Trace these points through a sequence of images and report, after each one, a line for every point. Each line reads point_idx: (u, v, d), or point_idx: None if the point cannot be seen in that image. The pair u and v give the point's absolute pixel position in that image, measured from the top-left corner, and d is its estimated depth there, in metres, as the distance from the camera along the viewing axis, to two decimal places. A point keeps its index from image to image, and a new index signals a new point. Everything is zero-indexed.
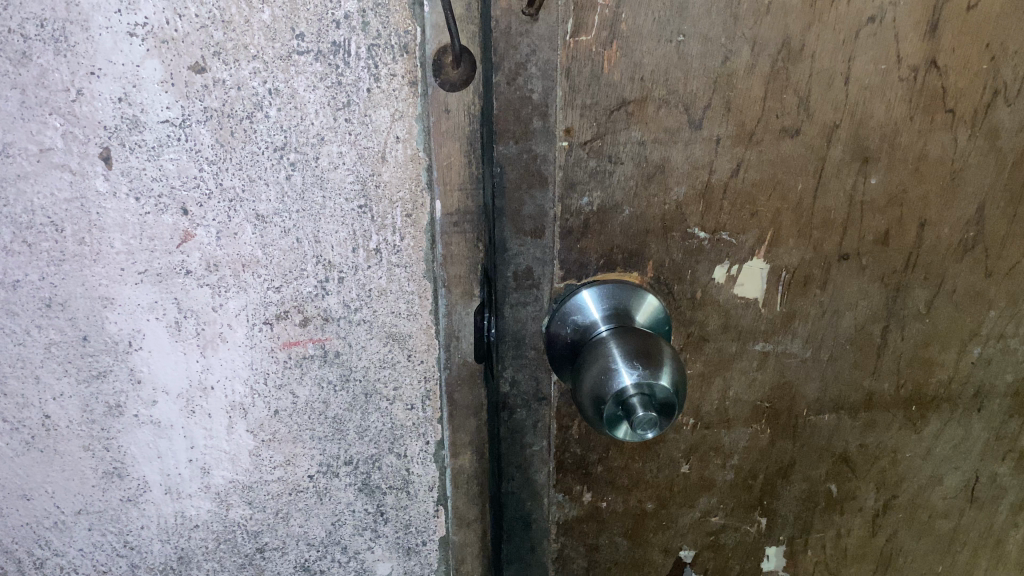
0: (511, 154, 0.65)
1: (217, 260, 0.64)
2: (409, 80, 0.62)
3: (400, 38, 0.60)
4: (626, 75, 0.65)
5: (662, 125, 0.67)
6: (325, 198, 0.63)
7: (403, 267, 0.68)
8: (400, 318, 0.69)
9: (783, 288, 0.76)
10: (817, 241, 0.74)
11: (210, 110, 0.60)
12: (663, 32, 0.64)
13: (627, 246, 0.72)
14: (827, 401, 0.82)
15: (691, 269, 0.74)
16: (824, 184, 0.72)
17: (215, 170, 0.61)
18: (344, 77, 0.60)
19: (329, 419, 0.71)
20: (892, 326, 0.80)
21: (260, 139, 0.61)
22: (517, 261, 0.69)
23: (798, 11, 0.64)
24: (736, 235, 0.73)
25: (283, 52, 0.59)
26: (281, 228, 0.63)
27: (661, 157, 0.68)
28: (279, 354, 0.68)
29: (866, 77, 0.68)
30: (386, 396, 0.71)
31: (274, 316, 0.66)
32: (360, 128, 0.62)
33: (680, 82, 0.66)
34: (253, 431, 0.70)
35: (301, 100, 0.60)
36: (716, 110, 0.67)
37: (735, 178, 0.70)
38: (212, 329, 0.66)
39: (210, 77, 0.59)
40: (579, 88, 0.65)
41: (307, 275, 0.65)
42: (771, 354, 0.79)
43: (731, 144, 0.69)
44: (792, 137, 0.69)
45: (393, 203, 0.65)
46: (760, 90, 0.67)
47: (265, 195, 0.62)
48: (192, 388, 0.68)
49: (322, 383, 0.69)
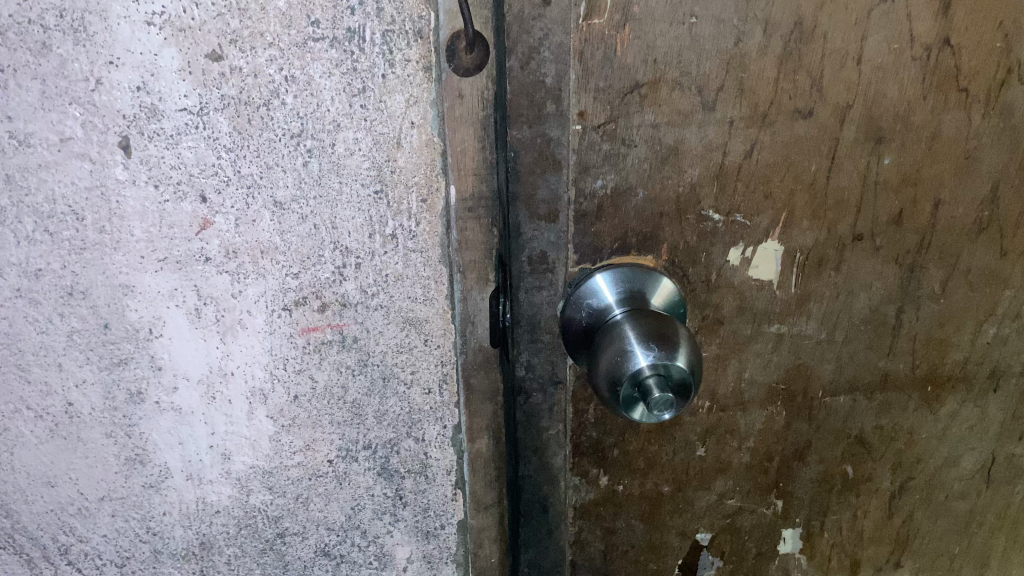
0: (524, 138, 0.66)
1: (236, 247, 0.64)
2: (423, 66, 0.62)
3: (414, 24, 0.60)
4: (639, 58, 0.65)
5: (675, 107, 0.67)
6: (341, 184, 0.64)
7: (418, 252, 0.68)
8: (416, 303, 0.69)
9: (797, 270, 0.76)
10: (831, 222, 0.74)
11: (227, 98, 0.60)
12: (675, 14, 0.64)
13: (641, 229, 0.72)
14: (843, 382, 0.82)
15: (706, 252, 0.74)
16: (838, 165, 0.72)
17: (233, 158, 0.62)
18: (359, 64, 0.60)
19: (347, 404, 0.71)
20: (907, 307, 0.80)
21: (276, 126, 0.61)
22: (531, 246, 0.70)
23: None
24: (750, 217, 0.73)
25: (299, 39, 0.59)
26: (298, 214, 0.64)
27: (674, 139, 0.69)
28: (298, 340, 0.68)
29: (879, 57, 0.68)
30: (403, 381, 0.72)
31: (292, 303, 0.67)
32: (375, 114, 0.62)
33: (693, 64, 0.66)
34: (272, 417, 0.71)
35: (317, 87, 0.61)
36: (729, 91, 0.67)
37: (749, 160, 0.70)
38: (231, 316, 0.67)
39: (227, 65, 0.59)
40: (592, 71, 0.65)
41: (324, 261, 0.66)
42: (786, 336, 0.79)
43: (745, 125, 0.69)
44: (805, 118, 0.70)
45: (409, 188, 0.65)
46: (773, 70, 0.67)
47: (282, 181, 0.63)
48: (212, 375, 0.69)
49: (340, 368, 0.70)
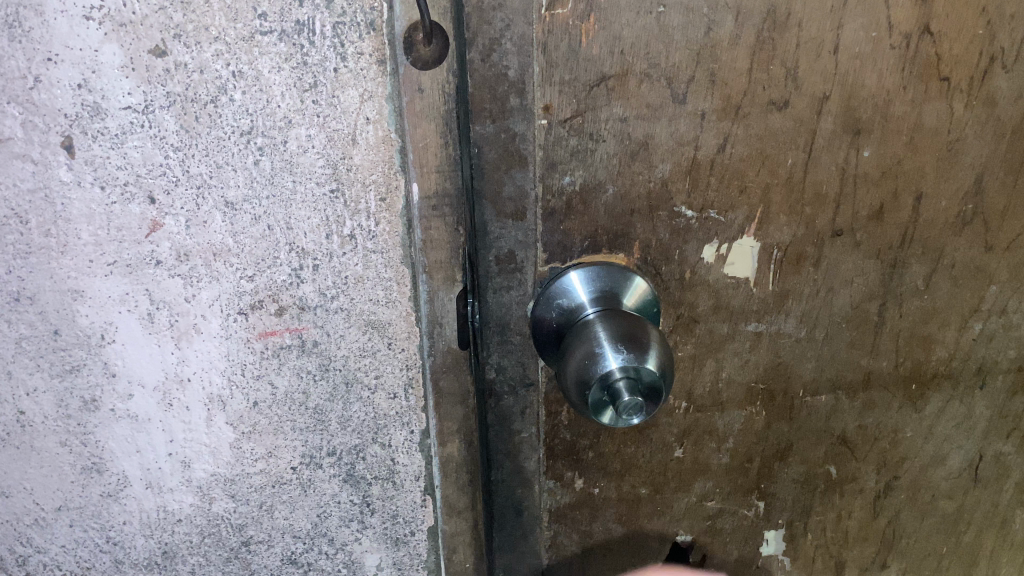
0: (488, 133, 0.64)
1: (188, 250, 0.62)
2: (377, 60, 0.59)
3: (366, 15, 0.58)
4: (606, 49, 0.62)
5: (644, 99, 0.65)
6: (294, 183, 0.61)
7: (379, 253, 0.65)
8: (379, 305, 0.67)
9: (775, 267, 0.73)
10: (809, 217, 0.72)
11: (173, 95, 0.58)
12: (642, 3, 0.61)
13: (612, 226, 0.70)
14: (824, 381, 0.80)
15: (679, 249, 0.72)
16: (815, 158, 0.70)
17: (181, 157, 0.59)
18: (310, 58, 0.58)
19: (310, 410, 0.69)
20: (889, 304, 0.77)
21: (225, 123, 0.59)
22: (499, 244, 0.68)
23: None
24: (724, 213, 0.71)
25: (246, 33, 0.57)
26: (251, 215, 0.62)
27: (644, 133, 0.66)
28: (255, 344, 0.66)
29: (855, 46, 0.65)
30: (367, 386, 0.69)
31: (248, 306, 0.65)
32: (328, 110, 0.59)
33: (662, 54, 0.63)
34: (232, 423, 0.69)
35: (266, 82, 0.58)
36: (700, 83, 0.65)
37: (722, 154, 0.68)
38: (186, 320, 0.65)
39: (171, 61, 0.57)
40: (556, 64, 0.63)
41: (280, 263, 0.64)
42: (764, 335, 0.76)
43: (717, 118, 0.66)
44: (780, 110, 0.67)
45: (366, 187, 0.63)
46: (745, 61, 0.65)
47: (233, 181, 0.61)
48: (169, 381, 0.67)
49: (301, 373, 0.68)
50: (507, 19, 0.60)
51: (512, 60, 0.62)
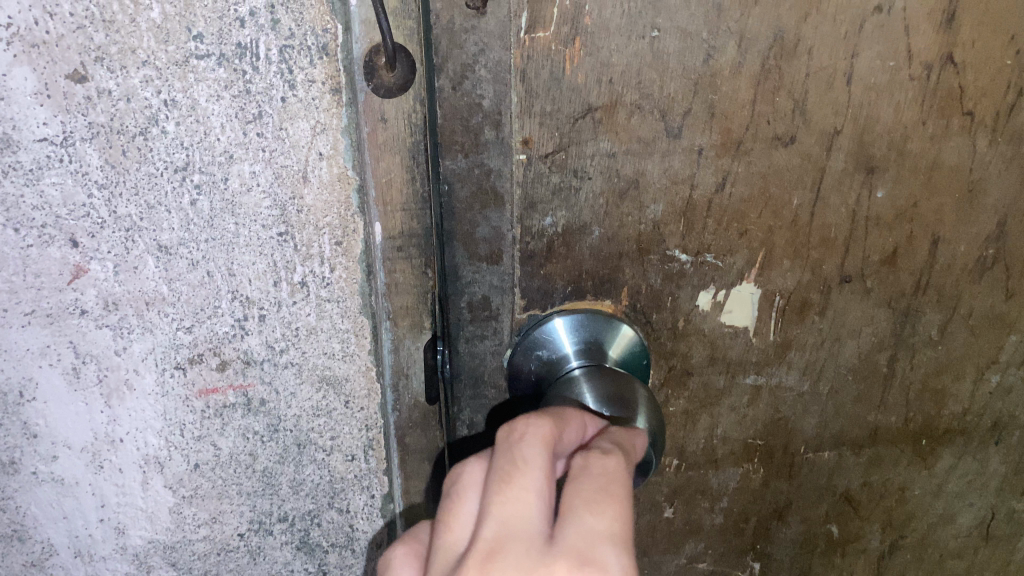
0: (460, 169, 0.57)
1: (116, 298, 0.55)
2: (331, 88, 0.51)
3: (317, 38, 0.50)
4: (592, 77, 0.55)
5: (634, 133, 0.58)
6: (237, 225, 0.54)
7: (334, 303, 0.58)
8: (334, 360, 0.59)
9: (776, 315, 0.67)
10: (815, 262, 0.65)
11: (96, 126, 0.50)
12: (633, 26, 0.54)
13: (598, 271, 0.63)
14: (828, 437, 0.73)
15: (672, 296, 0.65)
16: (823, 199, 0.63)
17: (107, 196, 0.52)
18: (254, 85, 0.50)
19: (257, 473, 0.62)
20: (900, 355, 0.71)
21: (157, 158, 0.52)
22: (471, 289, 0.62)
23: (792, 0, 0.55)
24: (722, 257, 0.64)
25: (179, 57, 0.49)
26: (187, 260, 0.54)
27: (634, 171, 0.59)
28: (195, 403, 0.59)
29: (871, 77, 0.59)
30: (322, 447, 0.62)
31: (186, 360, 0.58)
32: (275, 143, 0.52)
33: (656, 84, 0.56)
34: (171, 487, 0.62)
35: (204, 112, 0.51)
36: (698, 116, 0.58)
37: (721, 194, 0.61)
38: (116, 376, 0.57)
39: (94, 87, 0.49)
40: (536, 93, 0.56)
41: (222, 313, 0.56)
42: (764, 388, 0.70)
43: (715, 154, 0.59)
44: (786, 146, 0.60)
45: (320, 230, 0.55)
46: (748, 91, 0.58)
47: (167, 223, 0.53)
48: (98, 442, 0.59)
49: (246, 434, 0.61)
50: (483, 43, 0.54)
51: (488, 88, 0.55)
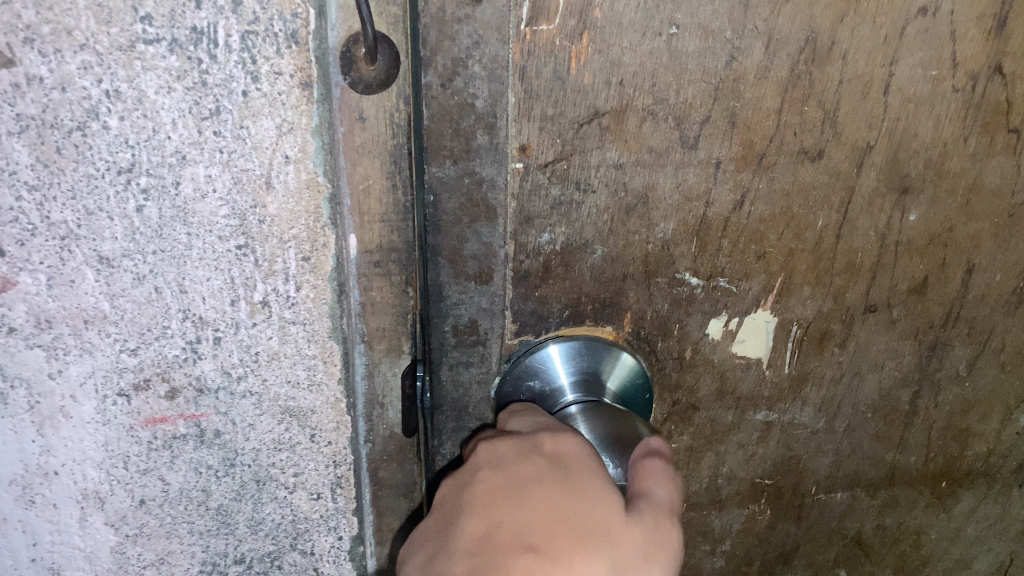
0: (448, 178, 0.51)
1: (50, 315, 0.48)
2: (300, 81, 0.45)
3: (286, 24, 0.43)
4: (601, 78, 0.49)
5: (645, 142, 0.51)
6: (189, 235, 0.47)
7: (300, 325, 0.51)
8: (299, 389, 0.53)
9: (793, 346, 0.61)
10: (838, 290, 0.59)
11: (25, 118, 0.43)
12: (649, 22, 0.47)
13: (600, 294, 0.56)
14: (841, 477, 0.67)
15: (679, 323, 0.59)
16: (851, 221, 0.56)
17: (39, 200, 0.45)
18: (210, 75, 0.43)
19: (211, 511, 0.55)
20: (924, 391, 0.65)
21: (97, 158, 0.45)
22: (457, 312, 0.56)
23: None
24: (737, 283, 0.57)
25: (122, 41, 0.42)
26: (132, 274, 0.47)
27: (643, 184, 0.53)
28: (140, 433, 0.52)
29: (911, 88, 0.52)
30: (283, 484, 0.55)
31: (131, 387, 0.51)
32: (234, 144, 0.45)
33: (672, 88, 0.50)
34: (113, 525, 0.55)
35: (152, 106, 0.44)
36: (717, 126, 0.51)
37: (738, 212, 0.55)
38: (50, 403, 0.50)
39: (22, 73, 0.42)
40: (537, 94, 0.49)
41: (171, 335, 0.49)
42: (775, 425, 0.64)
43: (734, 168, 0.53)
44: (813, 161, 0.54)
45: (285, 243, 0.48)
46: (774, 100, 0.51)
47: (109, 232, 0.46)
48: (29, 475, 0.52)
49: (199, 469, 0.54)
50: (476, 35, 0.47)
51: (482, 87, 0.48)
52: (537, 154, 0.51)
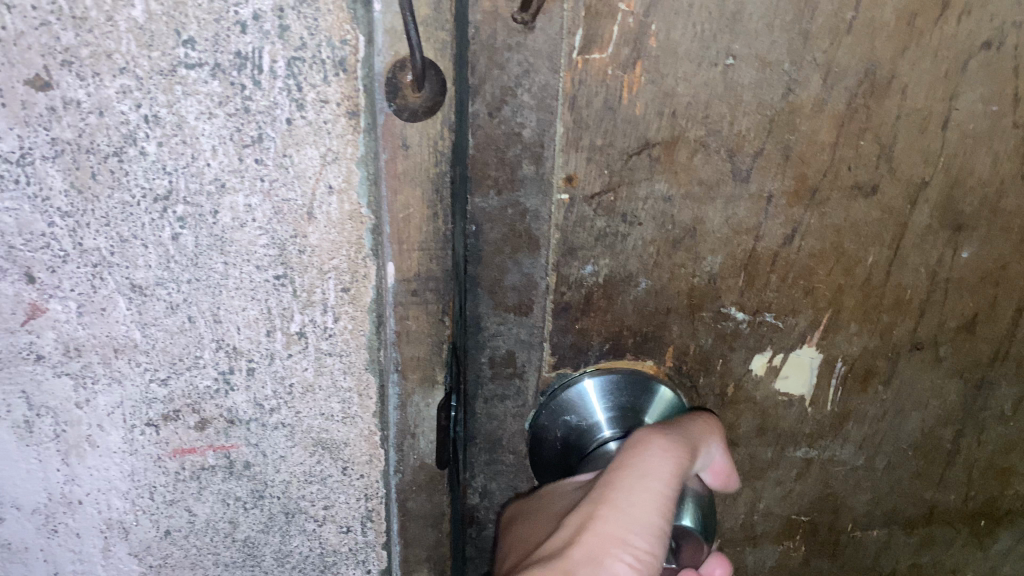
0: (491, 209, 0.49)
1: (79, 343, 0.46)
2: (347, 109, 0.43)
3: (334, 51, 0.41)
4: (653, 109, 0.47)
5: (695, 174, 0.50)
6: (226, 264, 0.45)
7: (336, 357, 0.49)
8: (333, 422, 0.51)
9: (837, 382, 0.59)
10: (885, 326, 0.57)
11: (60, 142, 0.42)
12: (706, 52, 0.46)
13: (642, 328, 0.55)
14: (879, 515, 0.66)
15: (722, 358, 0.57)
16: (902, 258, 0.55)
17: (71, 226, 0.43)
18: (254, 102, 0.42)
19: (238, 543, 0.54)
20: (968, 430, 0.63)
21: (133, 184, 0.43)
22: (495, 344, 0.54)
23: (890, 31, 0.47)
24: (783, 318, 0.56)
25: (164, 66, 0.40)
26: (165, 303, 0.46)
27: (691, 217, 0.51)
28: (168, 464, 0.51)
29: (971, 123, 0.50)
30: (313, 517, 0.54)
31: (159, 417, 0.49)
32: (276, 173, 0.43)
33: (726, 120, 0.48)
34: (137, 555, 0.53)
35: (192, 132, 0.42)
36: (770, 158, 0.50)
37: (788, 247, 0.53)
38: (76, 432, 0.49)
39: (58, 96, 0.41)
40: (586, 124, 0.47)
41: (203, 365, 0.48)
42: (815, 462, 0.62)
43: (786, 203, 0.51)
44: (866, 196, 0.52)
45: (324, 274, 0.46)
46: (830, 133, 0.49)
47: (143, 260, 0.45)
48: (53, 504, 0.51)
49: (227, 500, 0.52)
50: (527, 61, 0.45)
51: (530, 116, 0.47)
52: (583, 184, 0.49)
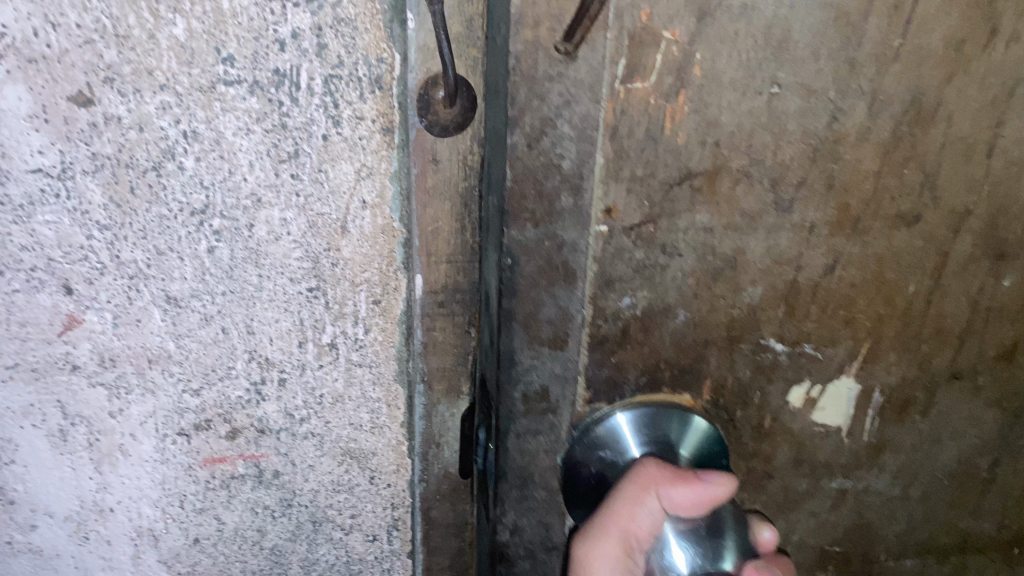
0: (528, 241, 0.47)
1: (114, 354, 0.47)
2: (382, 126, 0.44)
3: (371, 69, 0.42)
4: (695, 137, 0.46)
5: (736, 205, 0.48)
6: (260, 277, 0.46)
7: (366, 367, 0.50)
8: (361, 431, 0.52)
9: (873, 412, 0.58)
10: (924, 355, 0.56)
11: (100, 157, 0.42)
12: (750, 80, 0.45)
13: (681, 363, 0.53)
14: (913, 544, 0.65)
15: (760, 390, 0.55)
16: (941, 287, 0.54)
17: (109, 239, 0.44)
18: (291, 118, 0.42)
19: (265, 551, 0.55)
20: (1003, 459, 0.62)
21: (171, 198, 0.44)
22: (529, 378, 0.51)
23: (934, 60, 0.46)
24: (823, 348, 0.54)
25: (204, 82, 0.41)
26: (199, 314, 0.47)
27: (732, 248, 0.49)
28: (199, 473, 0.51)
29: (1016, 151, 0.50)
30: (340, 526, 0.54)
31: (191, 427, 0.50)
32: (311, 188, 0.44)
33: (768, 149, 0.47)
34: (165, 561, 0.54)
35: (230, 148, 0.43)
36: (814, 189, 0.48)
37: (829, 277, 0.52)
38: (109, 440, 0.50)
39: (100, 112, 0.41)
40: (626, 155, 0.46)
41: (236, 375, 0.48)
42: (849, 493, 0.61)
43: (828, 233, 0.50)
44: (907, 226, 0.51)
45: (356, 286, 0.47)
46: (873, 162, 0.48)
47: (179, 272, 0.45)
48: (85, 511, 0.52)
49: (255, 509, 0.53)
50: (568, 90, 0.43)
51: (571, 147, 0.45)
52: (622, 216, 0.47)
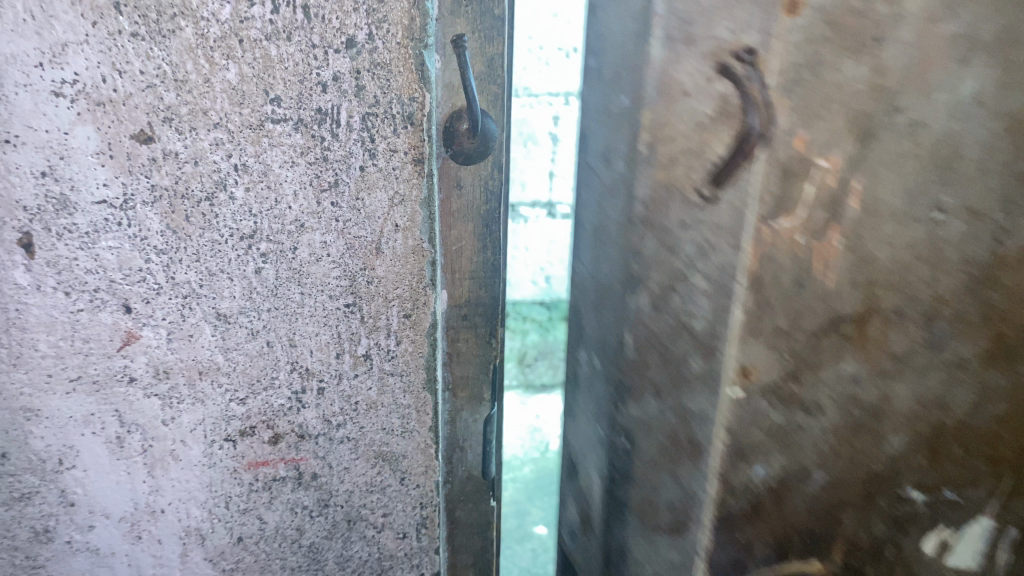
0: None
1: (168, 366, 0.51)
2: (413, 157, 0.48)
3: (404, 107, 0.47)
4: (846, 277, 0.39)
5: (886, 348, 0.40)
6: (303, 295, 0.50)
7: (398, 376, 0.54)
8: (393, 435, 0.56)
9: (937, 535, 0.44)
10: (974, 477, 0.43)
11: (158, 188, 0.47)
12: (910, 206, 0.38)
13: (812, 527, 0.44)
14: None
15: (793, 491, 0.44)
16: (986, 407, 0.41)
17: (166, 262, 0.49)
18: (332, 152, 0.47)
19: (303, 548, 0.58)
20: None
21: (222, 225, 0.48)
22: None
23: (972, 137, 0.36)
24: (832, 461, 0.43)
25: (254, 121, 0.46)
26: (247, 329, 0.51)
27: (789, 350, 0.40)
28: (243, 475, 0.55)
29: None
30: (373, 524, 0.58)
31: (237, 433, 0.54)
32: (350, 214, 0.48)
33: (925, 283, 0.39)
34: (211, 560, 0.58)
35: (276, 179, 0.47)
36: (832, 281, 0.39)
37: (855, 385, 0.41)
38: (162, 446, 0.54)
39: (159, 148, 0.46)
40: (771, 301, 0.40)
41: (278, 385, 0.53)
42: None
43: (854, 330, 0.40)
44: (944, 334, 0.40)
45: (389, 302, 0.52)
46: (892, 256, 0.38)
47: (228, 291, 0.50)
48: (138, 512, 0.56)
49: (295, 509, 0.57)
50: (701, 239, 0.42)
51: (704, 304, 0.43)
52: (765, 380, 0.41)
